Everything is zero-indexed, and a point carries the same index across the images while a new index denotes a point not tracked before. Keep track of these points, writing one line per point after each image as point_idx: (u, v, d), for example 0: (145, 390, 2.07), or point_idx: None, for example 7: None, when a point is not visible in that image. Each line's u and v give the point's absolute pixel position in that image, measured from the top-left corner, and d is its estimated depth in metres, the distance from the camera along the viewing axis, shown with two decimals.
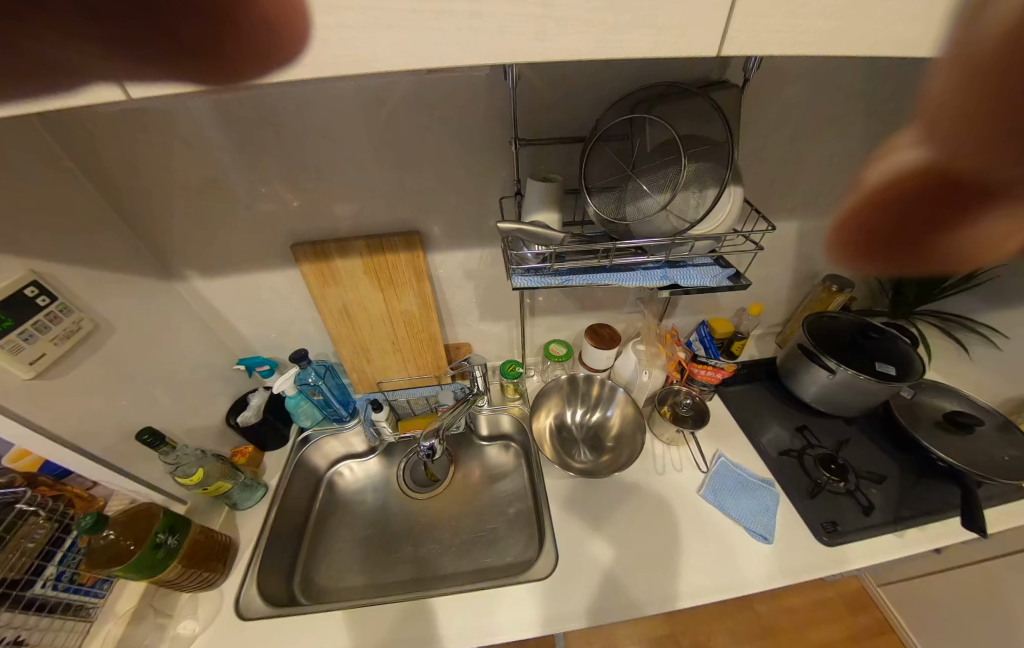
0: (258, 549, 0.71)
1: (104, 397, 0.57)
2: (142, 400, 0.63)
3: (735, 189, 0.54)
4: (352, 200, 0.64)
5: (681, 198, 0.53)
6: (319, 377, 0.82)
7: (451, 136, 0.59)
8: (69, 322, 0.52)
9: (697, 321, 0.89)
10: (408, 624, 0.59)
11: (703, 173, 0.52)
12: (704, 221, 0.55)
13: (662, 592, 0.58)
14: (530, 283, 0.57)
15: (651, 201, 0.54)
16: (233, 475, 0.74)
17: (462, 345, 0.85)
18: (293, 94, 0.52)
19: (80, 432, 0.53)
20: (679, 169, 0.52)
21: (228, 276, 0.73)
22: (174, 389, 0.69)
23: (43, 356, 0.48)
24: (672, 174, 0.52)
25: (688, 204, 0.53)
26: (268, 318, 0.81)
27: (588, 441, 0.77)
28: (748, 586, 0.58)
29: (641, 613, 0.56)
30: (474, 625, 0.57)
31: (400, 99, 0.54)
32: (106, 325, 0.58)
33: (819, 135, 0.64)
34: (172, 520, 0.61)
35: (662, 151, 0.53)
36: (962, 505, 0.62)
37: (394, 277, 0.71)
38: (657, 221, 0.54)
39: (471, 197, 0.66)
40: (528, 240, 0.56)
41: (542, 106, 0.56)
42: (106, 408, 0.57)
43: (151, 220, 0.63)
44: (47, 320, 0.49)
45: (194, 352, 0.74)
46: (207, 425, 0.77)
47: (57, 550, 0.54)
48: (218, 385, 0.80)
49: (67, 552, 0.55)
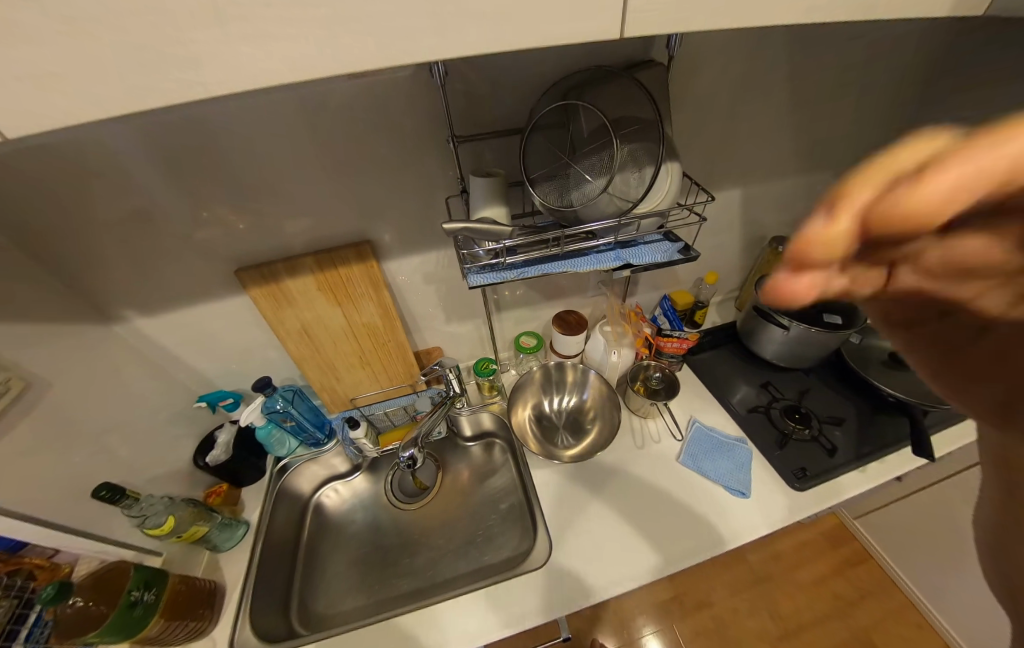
0: (247, 589, 0.68)
1: (51, 459, 0.53)
2: (95, 455, 0.59)
3: (673, 164, 0.56)
4: (294, 217, 0.62)
5: (621, 179, 0.54)
6: (287, 402, 0.79)
7: (388, 141, 0.57)
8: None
9: (659, 296, 0.91)
10: (412, 637, 0.58)
11: (639, 152, 0.53)
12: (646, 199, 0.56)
13: (654, 559, 0.60)
14: (486, 280, 0.57)
15: (592, 184, 0.54)
16: (208, 518, 0.70)
17: (433, 350, 0.84)
18: (212, 111, 0.49)
19: (28, 501, 0.49)
20: (617, 150, 0.52)
21: (173, 311, 0.69)
22: (130, 439, 0.65)
23: None
24: (609, 156, 0.53)
25: (629, 184, 0.54)
26: (226, 350, 0.77)
27: (568, 427, 0.79)
28: (732, 540, 0.62)
29: (636, 584, 0.58)
30: (479, 626, 0.58)
31: (329, 107, 0.52)
32: (42, 382, 0.53)
33: (749, 105, 0.66)
34: (146, 575, 0.58)
35: (596, 134, 0.53)
36: (912, 434, 0.67)
37: (350, 291, 0.69)
38: (601, 204, 0.55)
39: (418, 200, 0.65)
40: (478, 238, 0.56)
41: (474, 102, 0.55)
42: (55, 471, 0.53)
43: (75, 264, 0.58)
44: None
45: (147, 397, 0.70)
46: (174, 470, 0.73)
47: (21, 628, 0.49)
48: (179, 426, 0.76)
49: (32, 628, 0.50)
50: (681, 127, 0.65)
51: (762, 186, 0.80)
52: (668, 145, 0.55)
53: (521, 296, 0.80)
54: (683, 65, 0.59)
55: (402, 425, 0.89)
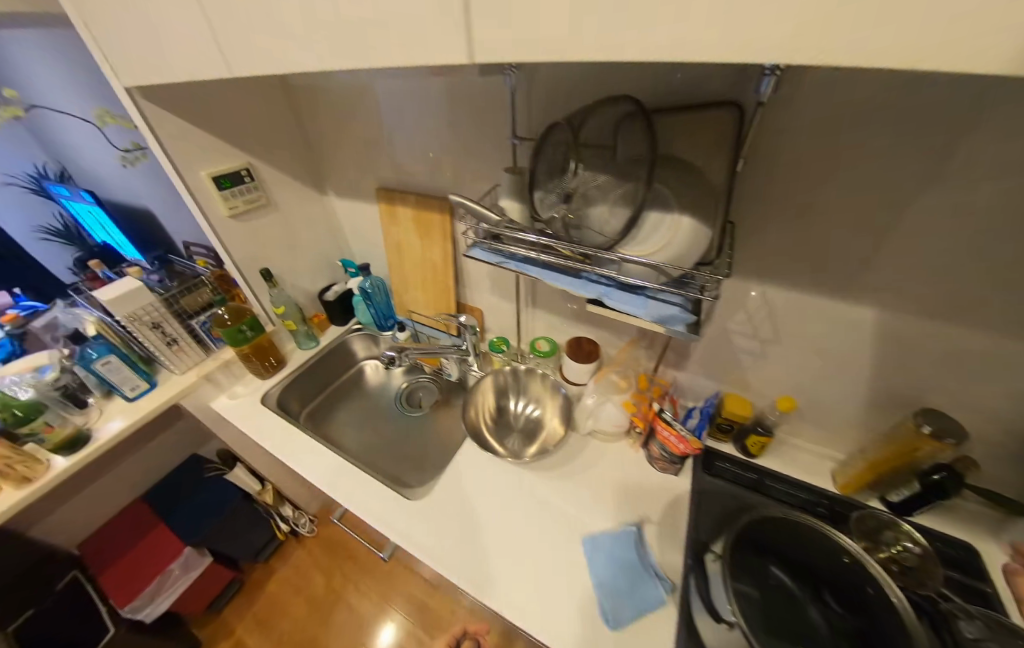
0: (298, 371, 1.02)
1: (265, 244, 0.96)
2: (281, 254, 1.00)
3: (681, 220, 0.45)
4: (414, 170, 0.82)
5: (607, 215, 0.48)
6: (374, 288, 1.06)
7: (478, 121, 0.67)
8: (252, 193, 0.88)
9: (716, 390, 0.78)
10: (325, 459, 0.82)
11: (626, 195, 0.45)
12: (630, 241, 0.47)
13: (466, 567, 0.62)
14: (480, 259, 0.63)
15: (596, 214, 0.48)
16: (301, 322, 1.04)
17: (475, 310, 0.97)
18: (393, 82, 0.70)
19: (247, 260, 0.93)
20: (637, 194, 0.43)
21: (350, 199, 1.03)
22: (306, 260, 1.08)
23: (237, 207, 0.86)
24: (596, 187, 0.46)
25: (610, 221, 0.47)
26: (366, 238, 1.10)
27: (522, 434, 0.83)
28: (537, 629, 0.55)
29: (441, 567, 0.62)
30: (337, 479, 0.78)
31: (450, 93, 0.66)
32: (274, 205, 0.95)
33: (971, 192, 0.41)
34: (256, 321, 0.92)
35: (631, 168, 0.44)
36: None
37: (430, 230, 0.87)
38: (588, 236, 0.51)
39: (472, 182, 0.76)
40: (479, 217, 0.61)
41: (545, 105, 0.58)
42: (269, 248, 0.97)
43: (324, 156, 0.97)
44: (245, 190, 0.87)
45: (317, 242, 1.09)
46: (309, 290, 1.12)
47: (207, 312, 0.92)
48: (325, 269, 1.15)
49: (210, 314, 0.91)
50: (797, 197, 0.50)
51: (920, 325, 0.53)
52: (676, 195, 0.44)
53: (558, 302, 0.83)
54: (788, 123, 0.45)
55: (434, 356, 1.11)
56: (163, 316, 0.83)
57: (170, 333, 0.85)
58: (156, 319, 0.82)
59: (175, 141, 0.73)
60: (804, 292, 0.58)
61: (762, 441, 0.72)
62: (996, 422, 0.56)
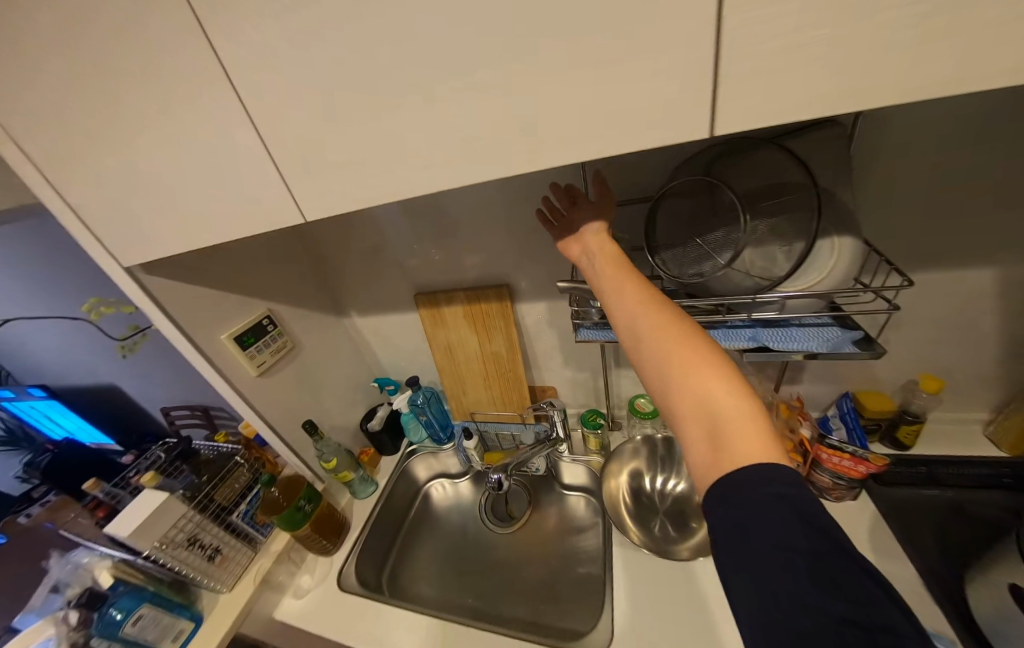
0: (364, 531, 0.85)
1: (299, 391, 0.83)
2: (314, 397, 0.87)
3: (844, 241, 0.42)
4: (457, 269, 0.78)
5: (759, 255, 0.44)
6: (426, 400, 0.99)
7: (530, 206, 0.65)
8: (281, 340, 0.78)
9: (840, 392, 0.73)
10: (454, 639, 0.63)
11: (784, 229, 0.42)
12: (797, 277, 0.44)
13: None
14: (595, 338, 0.56)
15: (747, 257, 0.45)
16: (355, 468, 0.90)
17: (548, 389, 0.91)
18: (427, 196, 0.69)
19: (283, 417, 0.79)
20: (807, 226, 0.40)
21: (376, 315, 0.95)
22: (338, 394, 0.95)
23: (264, 361, 0.74)
24: (738, 230, 0.44)
25: (770, 260, 0.43)
26: (398, 349, 1.01)
27: (670, 514, 0.72)
28: None
29: None
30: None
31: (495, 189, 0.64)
32: (300, 344, 0.84)
33: None
34: (312, 490, 0.76)
35: (783, 205, 0.41)
36: None
37: (487, 322, 0.81)
38: (733, 282, 0.47)
39: (529, 265, 0.73)
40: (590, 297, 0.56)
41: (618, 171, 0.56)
42: (304, 394, 0.84)
43: (341, 281, 0.91)
44: (270, 340, 0.75)
45: (347, 370, 0.98)
46: (347, 425, 0.98)
47: (249, 494, 0.74)
48: (359, 396, 1.02)
49: (252, 497, 0.74)
50: (893, 191, 0.51)
51: None
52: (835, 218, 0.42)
53: None
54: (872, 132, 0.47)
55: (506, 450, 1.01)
56: (198, 525, 0.66)
57: (209, 543, 0.67)
58: (190, 531, 0.65)
59: (191, 315, 0.62)
60: (914, 273, 0.58)
61: (915, 429, 0.68)
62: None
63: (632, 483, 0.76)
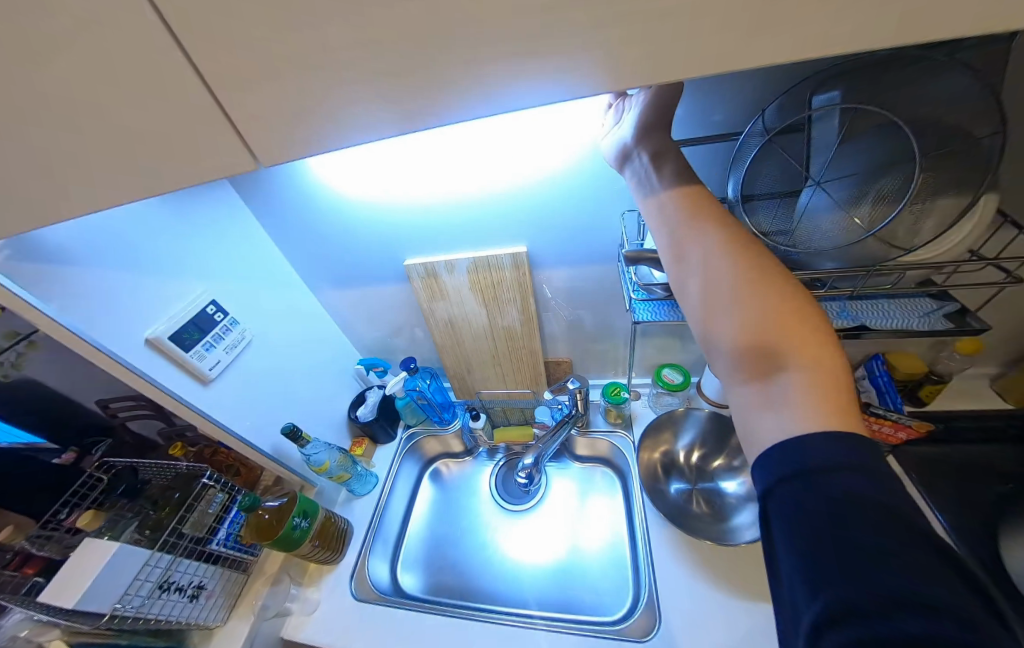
0: (371, 530, 0.78)
1: (273, 390, 0.68)
2: (293, 393, 0.73)
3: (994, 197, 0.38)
4: (459, 232, 0.63)
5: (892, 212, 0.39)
6: (423, 383, 0.87)
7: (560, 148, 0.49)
8: (236, 334, 0.60)
9: (870, 353, 0.70)
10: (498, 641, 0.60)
11: (934, 181, 0.36)
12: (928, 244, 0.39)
13: None
14: (656, 321, 0.51)
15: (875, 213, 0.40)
16: (351, 466, 0.80)
17: (563, 363, 0.82)
18: None
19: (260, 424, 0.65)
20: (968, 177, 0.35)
21: (356, 290, 0.78)
22: (319, 385, 0.80)
23: (219, 361, 0.57)
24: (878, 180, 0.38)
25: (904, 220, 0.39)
26: (386, 326, 0.86)
27: (704, 487, 0.70)
28: None
29: None
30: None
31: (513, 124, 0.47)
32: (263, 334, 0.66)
33: None
34: (305, 504, 0.66)
35: (940, 153, 0.35)
36: None
37: (498, 294, 0.69)
38: (845, 246, 0.41)
39: (554, 225, 0.60)
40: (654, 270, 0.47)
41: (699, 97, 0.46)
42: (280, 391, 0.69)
43: (302, 249, 0.71)
44: (222, 332, 0.58)
45: (327, 355, 0.83)
46: (334, 417, 0.86)
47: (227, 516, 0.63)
48: (343, 382, 0.89)
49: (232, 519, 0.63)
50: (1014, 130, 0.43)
51: None
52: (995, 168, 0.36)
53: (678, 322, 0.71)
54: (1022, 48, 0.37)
55: (518, 427, 0.93)
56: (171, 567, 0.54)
57: (187, 582, 0.56)
58: (163, 576, 0.53)
59: (63, 306, 0.41)
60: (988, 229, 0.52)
61: (936, 388, 0.68)
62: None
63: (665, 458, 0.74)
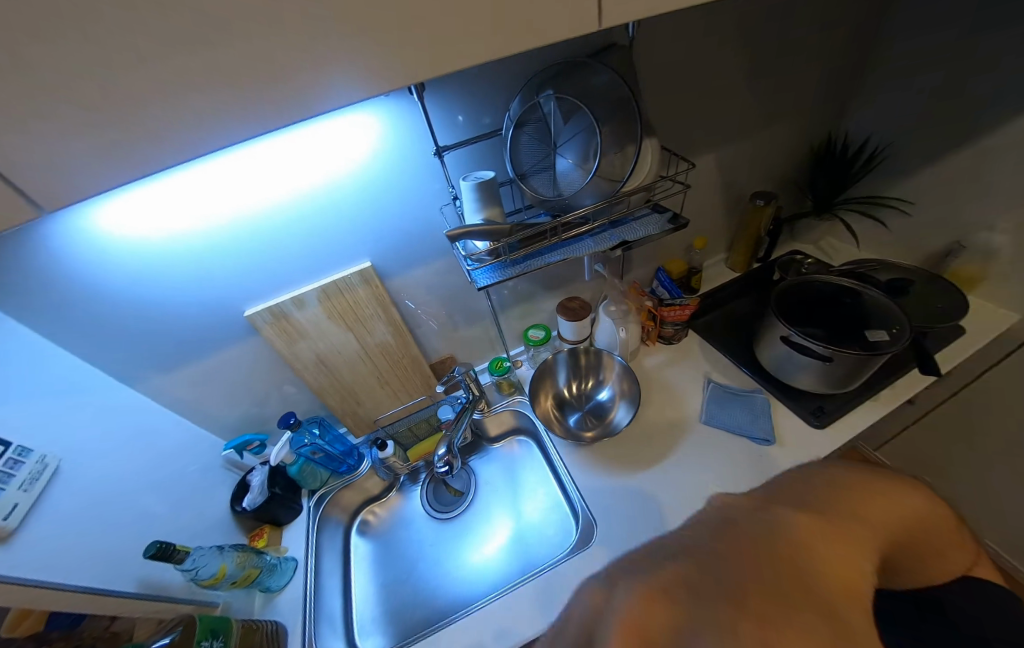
0: (309, 616, 0.69)
1: (120, 509, 0.55)
2: (147, 508, 0.59)
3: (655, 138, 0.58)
4: (293, 263, 0.62)
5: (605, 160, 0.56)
6: (314, 435, 0.81)
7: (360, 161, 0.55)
8: (31, 464, 0.45)
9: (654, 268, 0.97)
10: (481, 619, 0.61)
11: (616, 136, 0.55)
12: (632, 175, 0.58)
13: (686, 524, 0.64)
14: (496, 282, 0.60)
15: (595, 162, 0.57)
16: (258, 559, 0.69)
17: (447, 359, 0.88)
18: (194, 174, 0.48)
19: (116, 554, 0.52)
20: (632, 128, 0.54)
21: (188, 365, 0.67)
22: (178, 489, 0.66)
23: (15, 507, 0.42)
24: (587, 140, 0.55)
25: (615, 164, 0.56)
26: (247, 393, 0.77)
27: (592, 408, 0.85)
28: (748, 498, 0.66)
29: None
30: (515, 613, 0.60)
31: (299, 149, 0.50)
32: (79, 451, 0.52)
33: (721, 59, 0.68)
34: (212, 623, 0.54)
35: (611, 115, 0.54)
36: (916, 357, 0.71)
37: (358, 313, 0.69)
38: (589, 190, 0.58)
39: (386, 233, 0.64)
40: (474, 239, 0.57)
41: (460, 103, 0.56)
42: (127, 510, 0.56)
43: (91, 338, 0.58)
44: (8, 466, 0.42)
45: (175, 453, 0.69)
46: (214, 519, 0.72)
47: None
48: (209, 479, 0.74)
49: None
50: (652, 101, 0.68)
51: (726, 149, 0.84)
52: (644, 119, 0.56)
53: (524, 288, 0.84)
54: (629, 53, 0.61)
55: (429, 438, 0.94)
56: None
57: None
58: None
59: None
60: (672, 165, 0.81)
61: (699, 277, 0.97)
62: (770, 178, 0.97)
63: (557, 400, 0.87)
